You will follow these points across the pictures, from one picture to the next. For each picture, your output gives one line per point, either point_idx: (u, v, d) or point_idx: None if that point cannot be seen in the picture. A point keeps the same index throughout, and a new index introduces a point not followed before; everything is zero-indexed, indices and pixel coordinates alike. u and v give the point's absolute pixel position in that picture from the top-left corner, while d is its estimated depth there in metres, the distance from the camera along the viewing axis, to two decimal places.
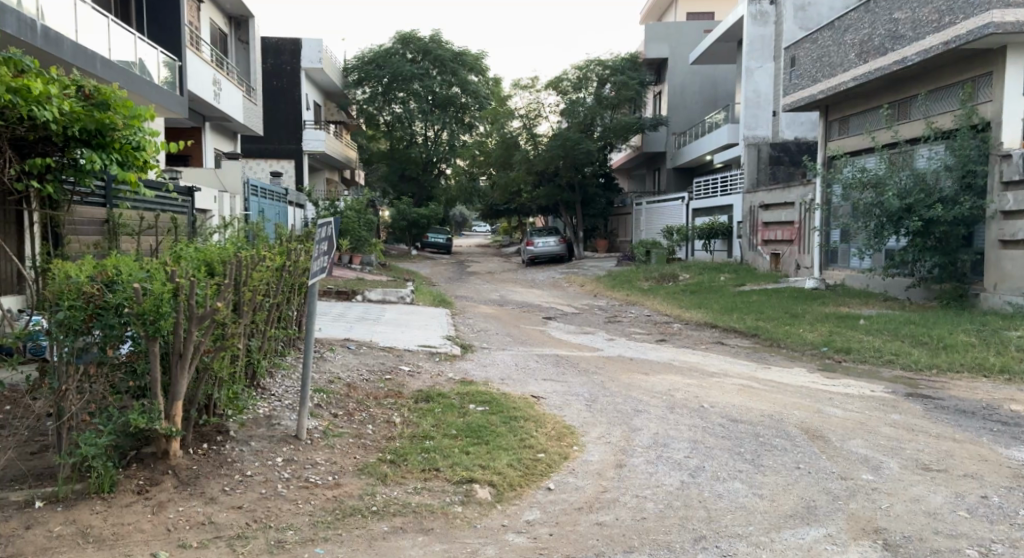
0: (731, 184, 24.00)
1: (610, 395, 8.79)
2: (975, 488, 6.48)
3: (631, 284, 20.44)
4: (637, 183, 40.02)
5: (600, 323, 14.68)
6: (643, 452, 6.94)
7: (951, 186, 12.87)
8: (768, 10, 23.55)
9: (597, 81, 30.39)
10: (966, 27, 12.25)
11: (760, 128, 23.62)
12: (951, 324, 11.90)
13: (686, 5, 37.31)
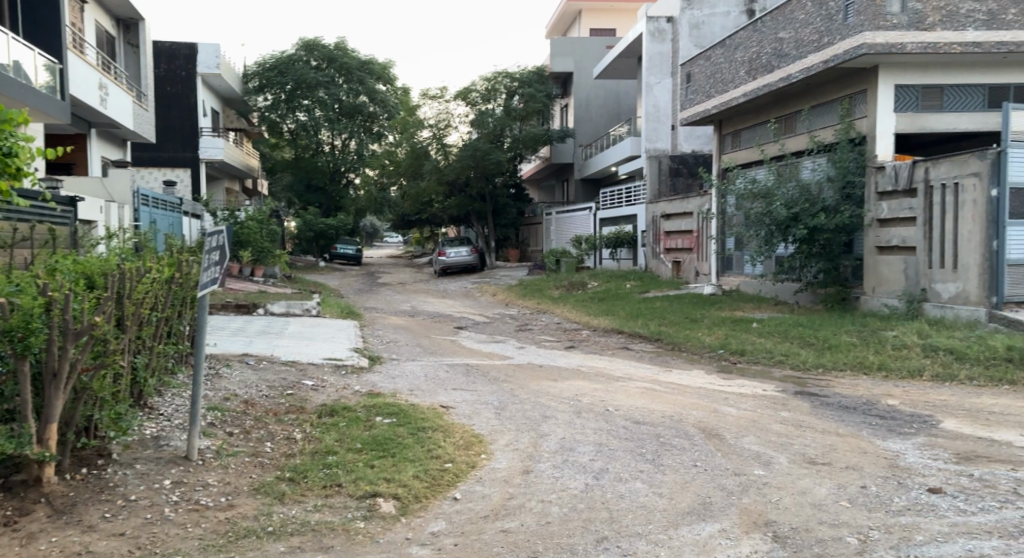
0: (635, 195, 24.72)
1: (518, 402, 9.02)
2: (856, 478, 6.97)
3: (540, 292, 20.82)
4: (546, 194, 40.72)
5: (510, 332, 14.94)
6: (549, 457, 7.18)
7: (833, 196, 13.69)
8: (665, 28, 24.25)
9: (506, 92, 30.70)
10: (842, 47, 13.07)
11: (660, 140, 24.50)
12: (834, 326, 12.64)
13: (589, 20, 38.27)
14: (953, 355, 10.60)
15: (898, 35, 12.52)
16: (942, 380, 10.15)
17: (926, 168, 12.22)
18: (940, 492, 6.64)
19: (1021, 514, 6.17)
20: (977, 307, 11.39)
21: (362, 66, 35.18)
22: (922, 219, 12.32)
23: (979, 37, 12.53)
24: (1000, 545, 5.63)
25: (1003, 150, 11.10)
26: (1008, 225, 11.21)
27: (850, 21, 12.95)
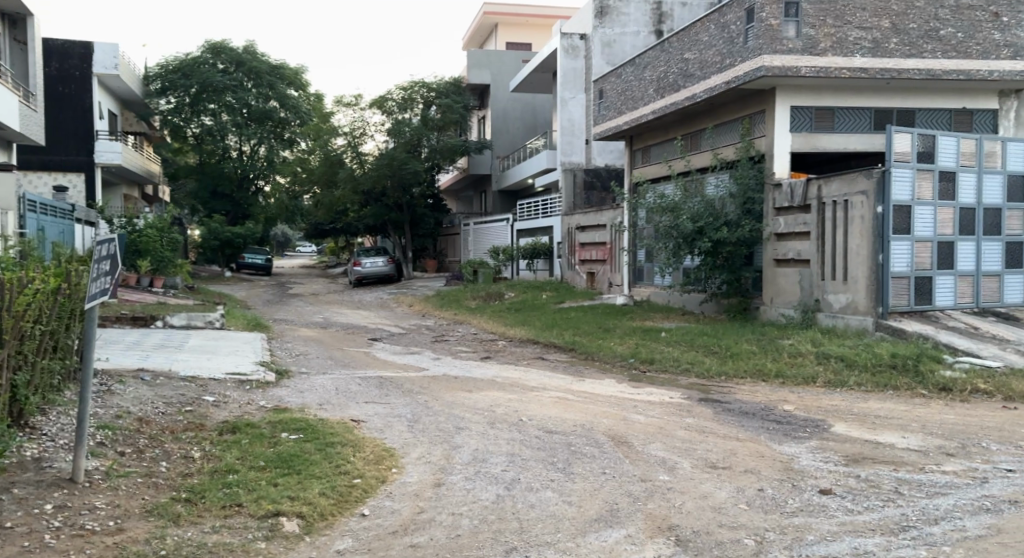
0: (550, 207, 25.12)
1: (432, 414, 9.12)
2: (754, 481, 7.34)
3: (457, 303, 20.94)
4: (464, 204, 40.97)
5: (425, 343, 15.00)
6: (461, 469, 7.31)
7: (735, 212, 14.31)
8: (578, 45, 24.82)
9: (422, 102, 30.81)
10: (743, 69, 13.68)
11: (574, 154, 24.97)
12: (737, 335, 13.17)
13: (505, 34, 38.74)
14: (844, 362, 11.19)
15: (793, 59, 13.21)
16: (834, 386, 10.71)
17: (819, 186, 12.92)
18: (830, 493, 7.06)
19: (902, 511, 6.63)
20: (865, 317, 12.10)
21: (271, 71, 34.46)
22: (816, 233, 13.01)
23: (865, 63, 13.30)
24: (882, 542, 6.04)
25: (887, 170, 11.92)
26: (892, 240, 12.03)
27: (750, 44, 13.56)
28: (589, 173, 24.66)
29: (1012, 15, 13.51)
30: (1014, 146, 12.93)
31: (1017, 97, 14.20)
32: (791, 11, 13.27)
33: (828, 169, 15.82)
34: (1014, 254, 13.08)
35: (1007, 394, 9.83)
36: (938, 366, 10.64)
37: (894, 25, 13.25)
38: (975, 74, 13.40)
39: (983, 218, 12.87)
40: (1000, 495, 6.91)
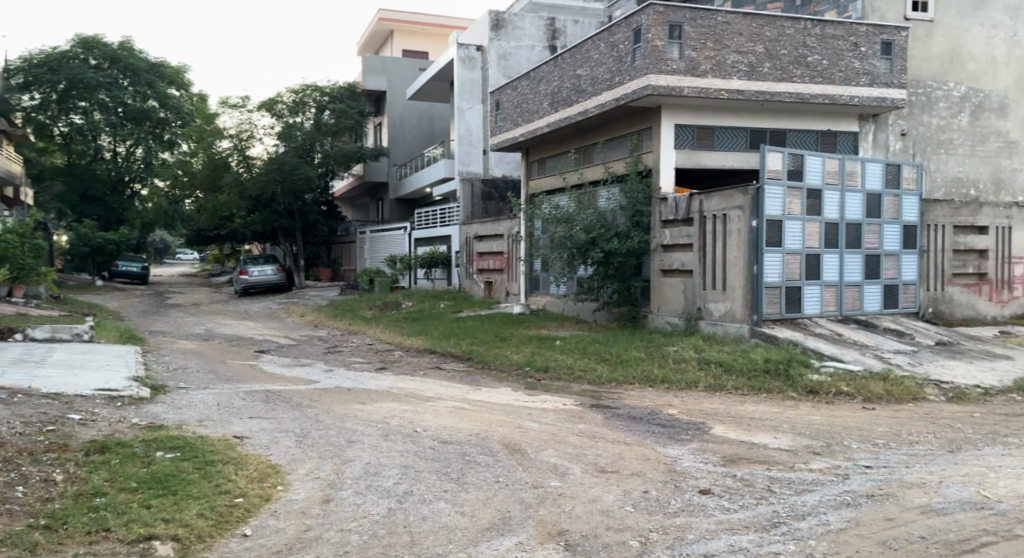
0: (447, 215, 25.24)
1: (321, 428, 9.12)
2: (639, 484, 7.71)
3: (352, 312, 20.84)
4: (360, 212, 40.63)
5: (316, 354, 14.89)
6: (351, 483, 7.36)
7: (625, 223, 14.84)
8: (474, 55, 25.11)
9: (315, 107, 30.56)
10: (630, 87, 14.20)
11: (474, 163, 25.14)
12: (625, 342, 13.66)
13: (401, 41, 38.75)
14: (722, 367, 11.79)
15: (676, 79, 13.83)
16: (714, 390, 11.28)
17: (701, 201, 13.59)
18: (709, 493, 7.49)
19: (773, 509, 7.10)
20: (742, 324, 12.84)
21: (150, 69, 33.43)
22: (697, 245, 13.68)
23: (742, 85, 14.10)
24: (755, 539, 6.47)
25: (761, 187, 12.72)
26: (765, 252, 12.81)
27: (637, 63, 14.07)
28: (488, 183, 25.07)
29: (869, 45, 14.73)
30: (872, 167, 14.06)
31: (874, 121, 15.77)
32: (675, 34, 13.91)
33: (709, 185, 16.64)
34: (872, 265, 14.14)
35: (867, 395, 10.64)
36: (806, 370, 11.38)
37: (767, 50, 14.17)
38: (838, 98, 14.54)
39: (846, 232, 13.85)
40: (860, 490, 7.47)
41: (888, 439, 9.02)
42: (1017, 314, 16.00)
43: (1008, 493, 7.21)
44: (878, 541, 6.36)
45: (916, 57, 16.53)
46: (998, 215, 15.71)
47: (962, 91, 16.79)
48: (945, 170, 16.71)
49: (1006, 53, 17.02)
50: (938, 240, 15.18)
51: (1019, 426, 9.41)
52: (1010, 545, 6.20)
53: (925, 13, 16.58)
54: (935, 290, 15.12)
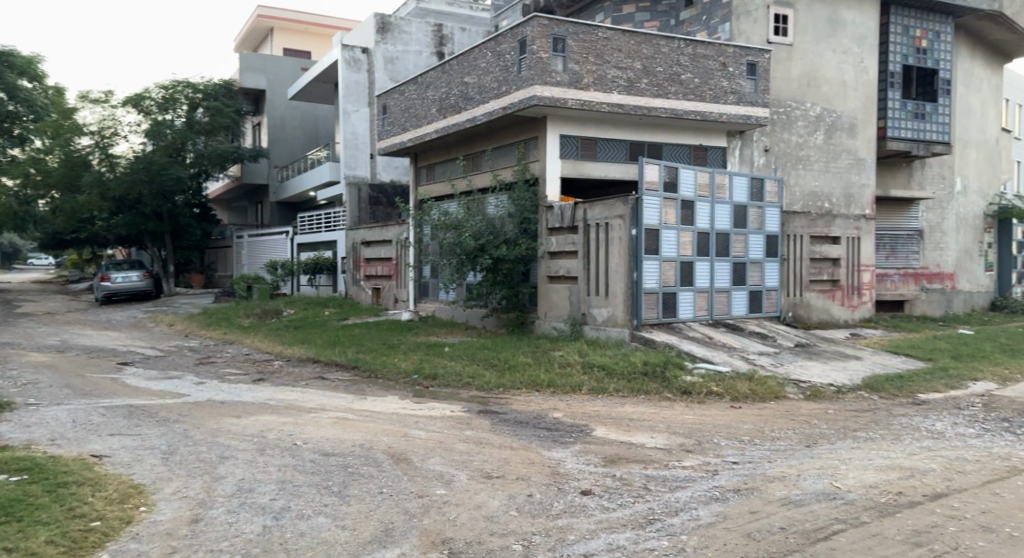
0: (333, 220, 24.89)
1: (191, 444, 8.83)
2: (524, 488, 7.73)
3: (227, 321, 20.28)
4: (237, 215, 39.35)
5: (187, 366, 14.42)
6: (224, 501, 7.17)
7: (513, 230, 15.00)
8: (360, 57, 24.63)
9: (187, 103, 29.30)
10: (517, 96, 14.35)
11: (360, 167, 24.76)
12: (513, 348, 13.72)
13: (281, 40, 38.15)
14: (605, 370, 12.13)
15: (560, 90, 14.18)
16: (597, 393, 11.55)
17: (585, 210, 14.03)
18: (590, 493, 7.68)
19: (649, 506, 7.38)
20: (622, 329, 13.30)
21: None
22: (582, 252, 14.08)
23: (622, 99, 14.67)
24: (633, 536, 6.72)
25: (639, 198, 13.37)
26: (644, 260, 13.47)
27: (522, 73, 14.29)
28: (374, 189, 24.75)
29: (735, 66, 15.84)
30: (739, 181, 15.07)
31: (740, 137, 16.79)
32: (559, 46, 14.24)
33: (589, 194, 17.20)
34: (739, 273, 15.15)
35: (735, 395, 11.25)
36: (681, 371, 11.91)
37: (644, 67, 14.86)
38: (708, 115, 15.49)
39: (716, 241, 14.72)
40: (728, 485, 7.87)
41: (753, 436, 9.55)
42: (864, 318, 17.72)
43: (858, 483, 7.78)
44: (743, 533, 6.73)
45: (778, 78, 17.59)
46: (849, 226, 17.34)
47: (817, 111, 17.99)
48: (802, 185, 17.87)
49: (854, 77, 18.45)
50: (797, 249, 16.59)
51: (868, 421, 10.19)
52: (857, 531, 6.70)
53: (784, 38, 17.58)
54: (794, 295, 16.51)
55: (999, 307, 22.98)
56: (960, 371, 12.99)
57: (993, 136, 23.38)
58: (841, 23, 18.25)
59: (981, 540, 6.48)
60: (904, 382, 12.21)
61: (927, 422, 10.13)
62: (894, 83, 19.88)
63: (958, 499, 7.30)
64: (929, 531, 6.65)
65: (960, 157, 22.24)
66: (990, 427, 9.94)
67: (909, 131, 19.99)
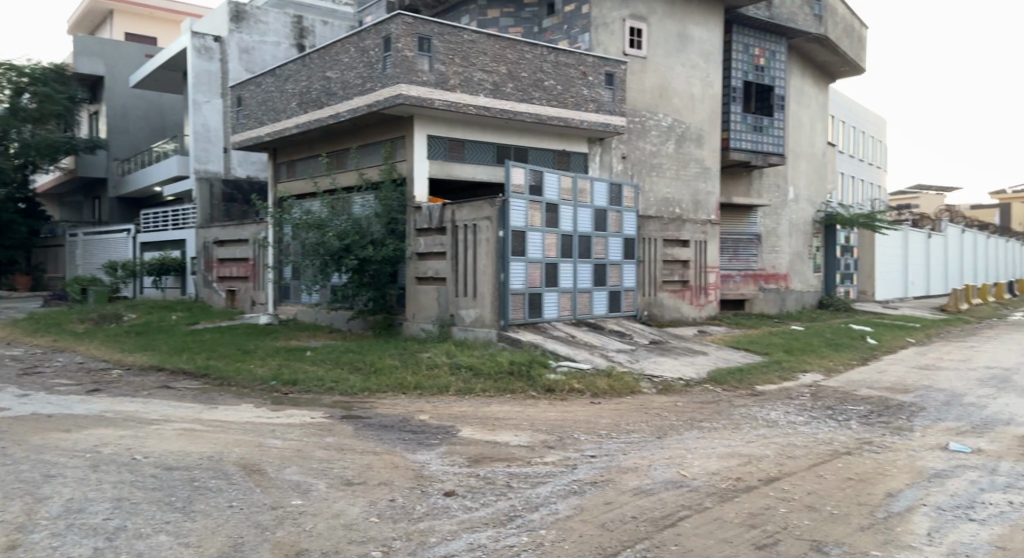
0: (182, 218, 23.80)
1: (10, 463, 8.13)
2: (386, 493, 7.51)
3: (61, 327, 18.91)
4: (70, 210, 36.74)
5: (12, 378, 13.30)
6: (48, 524, 6.64)
7: (380, 230, 14.77)
8: (212, 46, 23.77)
9: (12, 88, 27.45)
10: (382, 94, 14.09)
11: (212, 162, 23.74)
12: (380, 350, 13.42)
13: (122, 23, 36.32)
14: (472, 371, 12.06)
15: (427, 90, 14.03)
16: (464, 394, 11.44)
17: (452, 211, 13.97)
18: (453, 494, 7.56)
19: (511, 503, 7.36)
20: (490, 329, 13.32)
21: None
22: (450, 253, 14.03)
23: (488, 103, 14.81)
24: (493, 534, 6.70)
25: (506, 200, 13.42)
26: (510, 261, 13.53)
27: (388, 71, 14.04)
28: (228, 185, 23.87)
29: (595, 75, 16.49)
30: (599, 186, 15.48)
31: (600, 145, 17.44)
32: (425, 46, 14.08)
33: (451, 197, 17.19)
34: (600, 274, 15.54)
35: (594, 391, 11.51)
36: (545, 370, 12.03)
37: (509, 72, 15.08)
38: (570, 121, 16.04)
39: (579, 243, 15.03)
40: (585, 478, 7.98)
41: (610, 430, 9.77)
42: (711, 315, 18.87)
43: (701, 471, 8.08)
44: (598, 524, 6.84)
45: (634, 89, 18.07)
46: (696, 231, 18.56)
47: (669, 122, 18.71)
48: (656, 191, 18.47)
49: (702, 91, 19.41)
50: (651, 251, 17.39)
51: (712, 412, 10.64)
52: (701, 516, 6.93)
53: (639, 51, 18.13)
54: (649, 295, 17.29)
55: (824, 306, 24.22)
56: (792, 363, 13.87)
57: (819, 149, 25.29)
58: (690, 38, 19.10)
59: (808, 519, 6.85)
60: (744, 374, 12.86)
61: (763, 412, 10.67)
62: (736, 98, 20.95)
63: (789, 482, 7.71)
64: (764, 513, 6.96)
65: (792, 168, 23.84)
66: (816, 414, 10.62)
67: (748, 143, 21.07)
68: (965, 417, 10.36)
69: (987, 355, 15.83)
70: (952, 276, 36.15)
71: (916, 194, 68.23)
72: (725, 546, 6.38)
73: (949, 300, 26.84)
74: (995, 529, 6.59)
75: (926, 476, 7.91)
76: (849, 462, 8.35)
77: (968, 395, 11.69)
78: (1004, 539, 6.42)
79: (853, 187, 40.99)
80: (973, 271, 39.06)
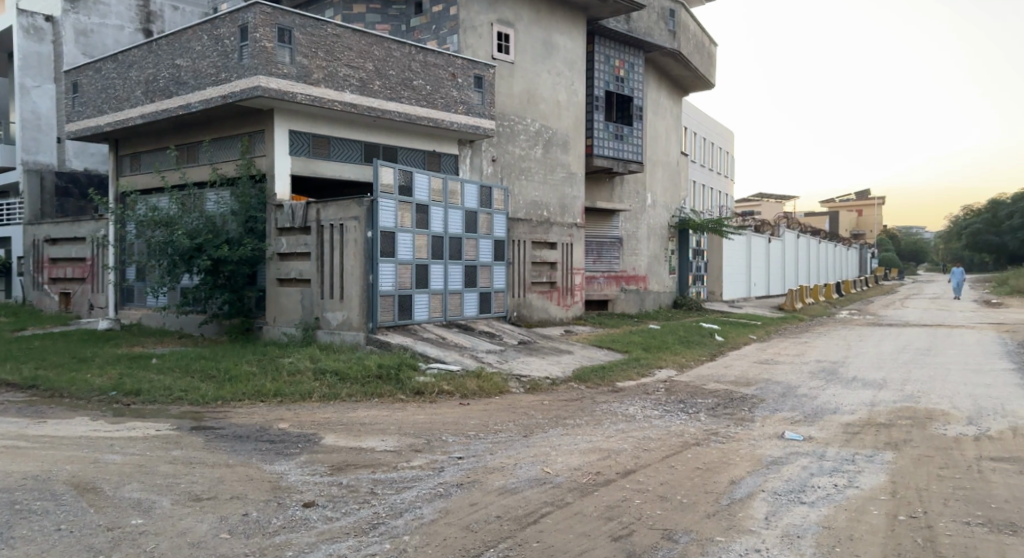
0: (7, 213, 22.09)
1: None
2: (239, 507, 7.07)
3: None
4: None
5: None
6: None
7: (237, 229, 14.05)
8: (42, 26, 21.94)
9: None
10: (239, 86, 13.39)
11: (42, 153, 22.13)
12: (236, 357, 12.72)
13: None
14: (337, 376, 11.59)
15: (288, 84, 13.46)
16: (328, 399, 11.01)
17: (318, 209, 13.50)
18: (313, 505, 7.19)
19: (374, 510, 7.08)
20: (357, 332, 12.94)
21: None
22: (314, 254, 13.53)
23: (354, 99, 14.38)
24: (354, 544, 6.40)
25: (375, 200, 13.06)
26: (379, 262, 13.18)
27: (245, 62, 13.36)
28: (63, 177, 22.22)
29: (464, 77, 16.38)
30: (470, 188, 15.35)
31: (470, 146, 17.34)
32: (285, 38, 13.51)
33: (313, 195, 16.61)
34: (471, 276, 15.41)
35: (463, 392, 11.37)
36: (414, 373, 11.77)
37: (376, 69, 14.72)
38: (439, 122, 15.87)
39: (449, 245, 14.84)
40: (451, 480, 7.80)
41: (477, 430, 9.63)
42: (577, 316, 19.17)
43: (564, 467, 8.08)
44: (462, 526, 6.67)
45: (503, 92, 18.05)
46: (562, 233, 18.77)
47: (537, 127, 18.83)
48: (524, 195, 18.50)
49: (567, 98, 19.66)
50: (519, 253, 17.45)
51: (575, 409, 10.70)
52: (562, 512, 6.89)
53: (507, 55, 18.11)
54: (518, 296, 17.37)
55: (678, 304, 25.19)
56: (649, 360, 14.23)
57: (674, 158, 26.23)
58: (555, 46, 19.31)
59: (660, 509, 6.92)
60: (605, 372, 13.06)
61: (621, 407, 10.83)
62: (598, 107, 21.33)
63: (645, 474, 7.80)
64: (620, 506, 6.99)
65: (650, 175, 24.60)
66: (669, 408, 10.87)
67: (610, 151, 21.54)
68: (799, 407, 10.87)
69: (819, 350, 16.85)
70: (788, 278, 38.42)
71: (759, 202, 72.74)
72: (585, 540, 6.35)
73: (786, 299, 28.38)
74: (823, 510, 6.85)
75: (765, 463, 8.19)
76: (697, 453, 8.55)
77: (803, 387, 12.33)
78: (830, 519, 6.67)
79: (705, 194, 42.95)
80: (807, 274, 41.72)
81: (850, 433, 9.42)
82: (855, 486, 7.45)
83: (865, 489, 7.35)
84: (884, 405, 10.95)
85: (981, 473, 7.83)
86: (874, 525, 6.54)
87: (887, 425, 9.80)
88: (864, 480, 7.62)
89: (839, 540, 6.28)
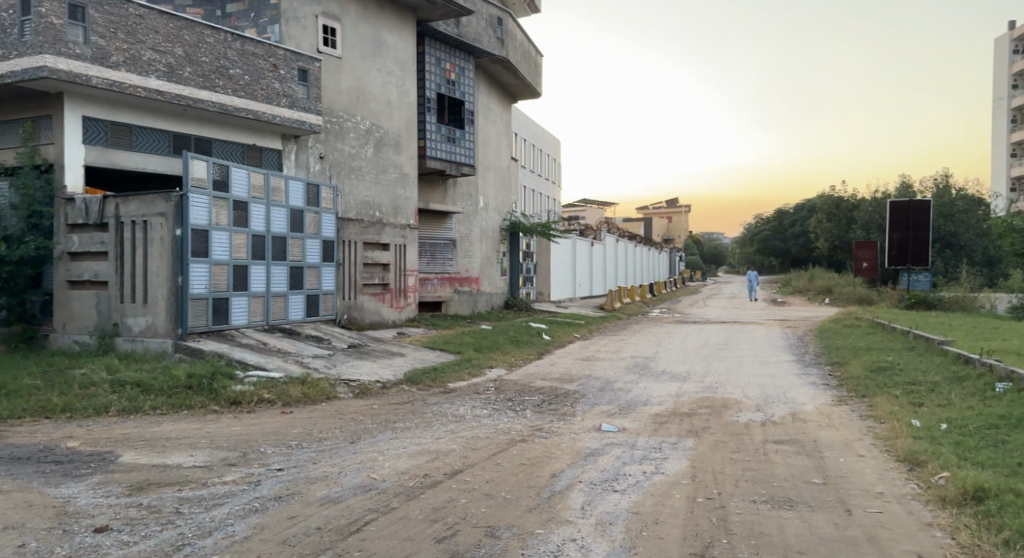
0: None
1: None
2: (13, 538, 6.23)
3: None
4: None
5: None
6: None
7: (17, 224, 12.61)
8: None
9: None
10: (19, 64, 11.99)
11: None
12: (15, 369, 11.36)
13: None
14: (139, 388, 10.63)
15: (81, 65, 12.23)
16: (128, 413, 10.07)
17: (117, 205, 12.40)
18: (106, 529, 6.45)
19: (179, 531, 6.45)
20: (164, 339, 12.00)
21: None
22: (114, 253, 12.42)
23: (160, 86, 13.34)
24: None
25: (184, 196, 12.15)
26: (190, 263, 12.28)
27: (28, 38, 12.01)
28: None
29: (286, 69, 15.66)
30: (294, 185, 14.64)
31: (295, 142, 16.57)
32: (77, 15, 12.29)
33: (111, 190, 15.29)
34: (296, 278, 14.72)
35: (286, 400, 10.76)
36: (229, 381, 11.01)
37: (186, 55, 13.76)
38: (259, 114, 15.08)
39: (272, 245, 14.08)
40: (268, 494, 7.26)
41: (300, 439, 9.11)
42: (409, 318, 18.86)
43: (390, 472, 7.75)
44: (278, 541, 6.19)
45: (329, 87, 17.40)
46: (390, 234, 18.35)
47: (366, 125, 18.31)
48: (354, 194, 17.90)
49: (396, 96, 19.28)
50: (349, 254, 16.88)
51: (405, 412, 10.39)
52: (386, 518, 6.57)
53: (333, 49, 17.49)
54: (348, 298, 16.87)
55: (509, 305, 25.42)
56: (479, 360, 14.13)
57: (504, 162, 26.43)
58: (385, 43, 18.89)
59: (484, 507, 6.74)
60: (437, 373, 12.82)
61: (451, 408, 10.63)
62: (430, 108, 21.08)
63: (471, 473, 7.61)
64: (445, 507, 6.75)
65: (482, 178, 24.62)
66: (498, 406, 10.78)
67: (442, 152, 21.35)
68: (615, 400, 11.10)
69: (633, 347, 17.41)
70: (609, 279, 39.84)
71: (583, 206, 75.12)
72: (408, 544, 6.06)
73: (606, 299, 29.34)
74: (633, 497, 6.92)
75: (583, 456, 8.22)
76: (522, 450, 8.46)
77: (619, 381, 12.63)
78: (638, 505, 6.75)
79: (534, 197, 43.77)
80: (626, 275, 43.47)
81: (658, 423, 9.69)
82: (661, 472, 7.62)
83: (670, 475, 7.52)
84: (688, 396, 11.40)
85: (766, 455, 8.23)
86: (677, 508, 6.66)
87: (690, 414, 10.17)
88: (669, 466, 7.81)
89: (646, 524, 6.34)
